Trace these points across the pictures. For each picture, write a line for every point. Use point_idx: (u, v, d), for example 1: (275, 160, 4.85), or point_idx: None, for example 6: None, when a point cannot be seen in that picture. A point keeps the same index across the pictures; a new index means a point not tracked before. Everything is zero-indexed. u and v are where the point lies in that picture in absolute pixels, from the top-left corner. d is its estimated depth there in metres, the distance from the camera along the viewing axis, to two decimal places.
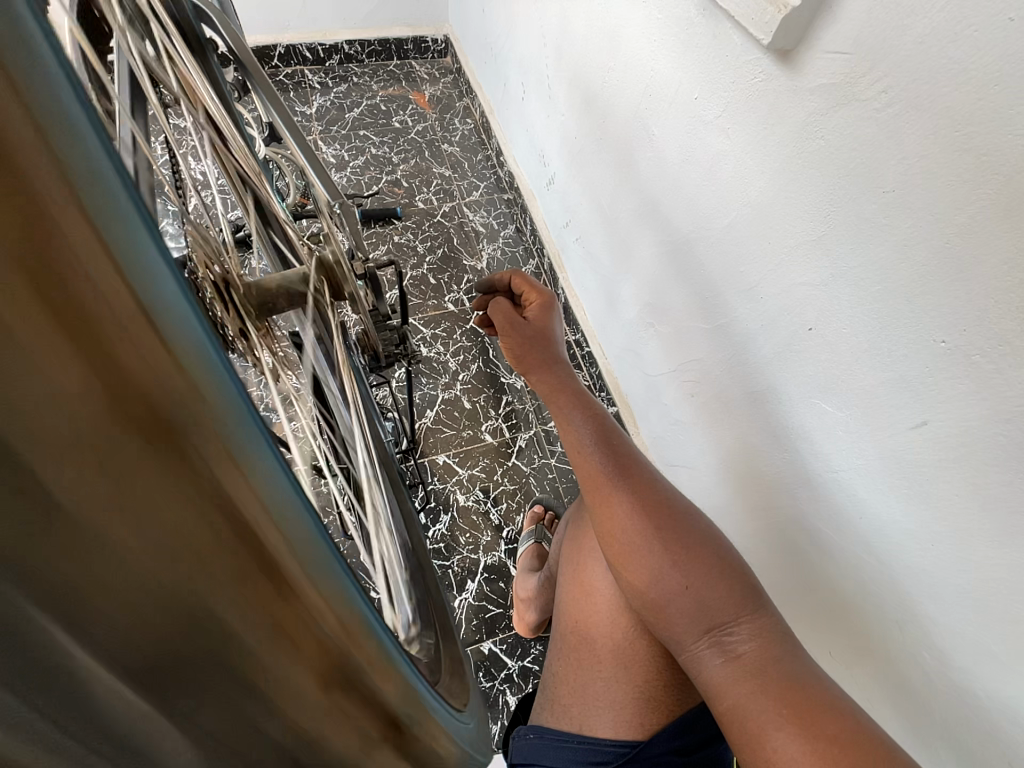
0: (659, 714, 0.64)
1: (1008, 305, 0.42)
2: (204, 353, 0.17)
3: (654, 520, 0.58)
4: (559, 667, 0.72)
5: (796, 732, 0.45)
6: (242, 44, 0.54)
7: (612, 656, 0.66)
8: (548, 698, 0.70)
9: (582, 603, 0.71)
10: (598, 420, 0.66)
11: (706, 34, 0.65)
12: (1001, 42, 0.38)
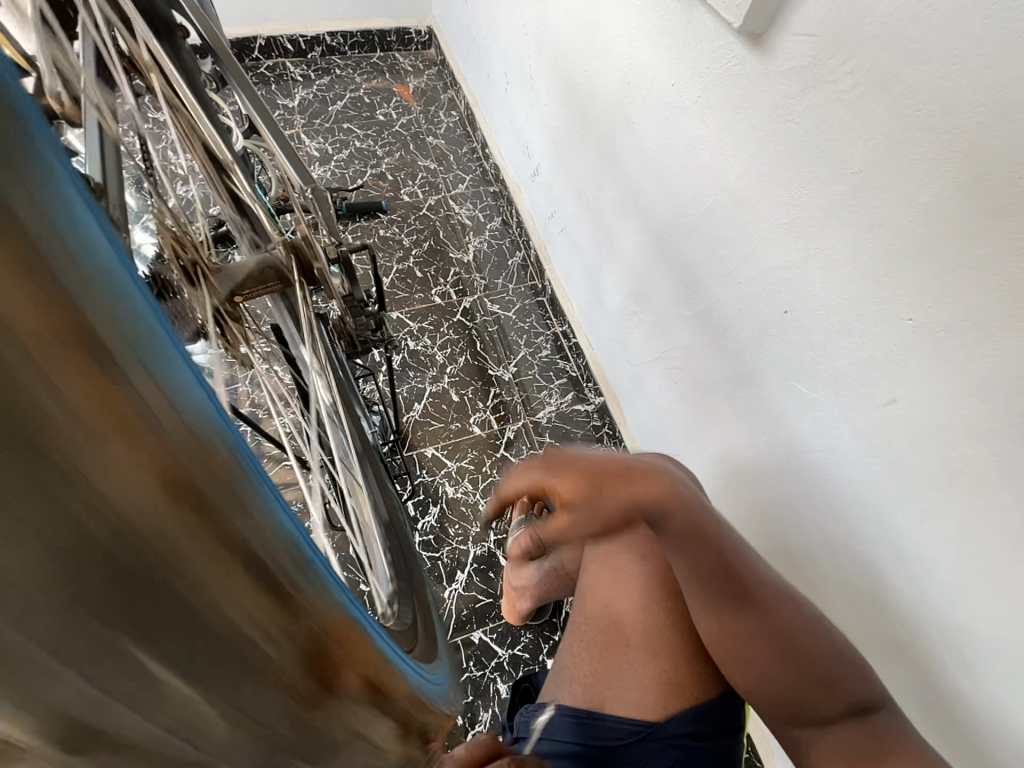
0: (681, 698, 0.65)
1: (969, 280, 0.43)
2: (177, 371, 0.16)
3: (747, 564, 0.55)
4: (581, 649, 0.71)
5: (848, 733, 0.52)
6: (215, 32, 0.54)
7: (641, 641, 0.67)
8: (564, 679, 0.70)
9: (612, 591, 0.71)
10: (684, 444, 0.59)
11: (680, 20, 0.66)
12: (958, 22, 0.39)
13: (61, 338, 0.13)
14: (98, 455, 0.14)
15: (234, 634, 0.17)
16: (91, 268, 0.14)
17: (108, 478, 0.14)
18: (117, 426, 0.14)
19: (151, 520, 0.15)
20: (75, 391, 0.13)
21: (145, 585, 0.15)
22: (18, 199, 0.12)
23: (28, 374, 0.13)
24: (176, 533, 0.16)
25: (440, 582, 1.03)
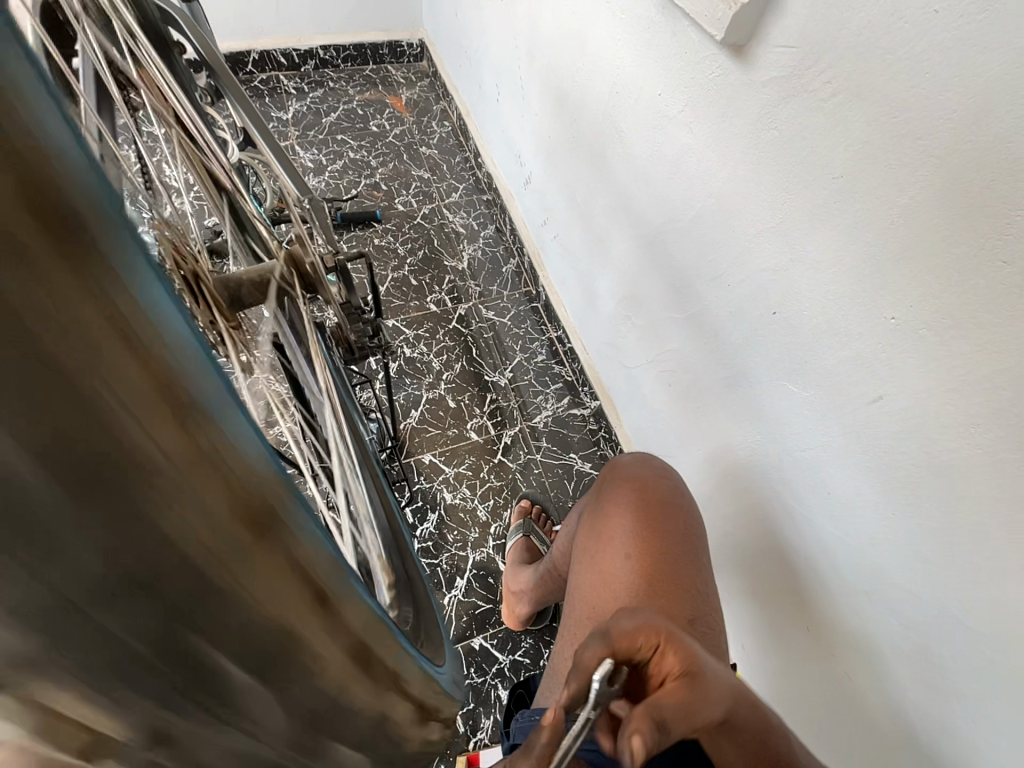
0: None
1: (947, 280, 0.44)
2: (243, 421, 0.17)
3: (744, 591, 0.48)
4: (570, 653, 0.69)
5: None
6: (211, 47, 0.55)
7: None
8: (555, 680, 0.71)
9: (600, 592, 0.70)
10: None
11: (666, 33, 0.68)
12: (928, 34, 0.41)
13: (152, 393, 0.14)
14: (178, 495, 0.16)
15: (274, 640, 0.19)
16: (170, 330, 0.15)
17: (189, 505, 0.16)
18: (190, 468, 0.16)
19: (215, 547, 0.17)
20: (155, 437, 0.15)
21: (217, 596, 0.17)
22: (113, 282, 0.13)
23: (124, 421, 0.14)
24: (238, 552, 0.17)
25: (439, 589, 1.03)
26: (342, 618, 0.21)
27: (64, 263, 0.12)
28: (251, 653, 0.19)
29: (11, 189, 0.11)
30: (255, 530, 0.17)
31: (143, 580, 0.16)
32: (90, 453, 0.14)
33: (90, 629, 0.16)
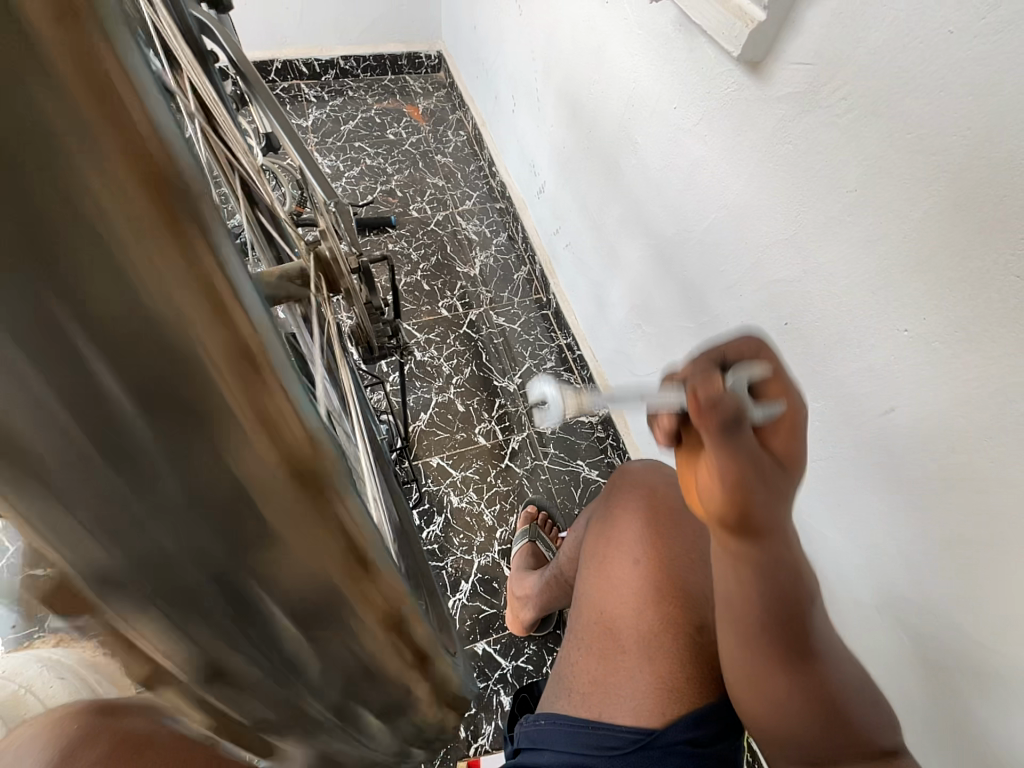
0: (681, 703, 0.63)
1: (960, 293, 0.45)
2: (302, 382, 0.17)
3: (780, 593, 0.45)
4: (579, 657, 0.70)
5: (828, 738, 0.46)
6: (243, 55, 0.57)
7: (637, 647, 0.67)
8: (565, 686, 0.70)
9: (606, 597, 0.72)
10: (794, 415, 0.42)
11: (682, 48, 0.69)
12: (942, 53, 0.42)
13: (231, 346, 0.15)
14: (246, 448, 0.16)
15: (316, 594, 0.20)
16: (254, 309, 0.15)
17: (262, 474, 0.17)
18: (253, 421, 0.16)
19: (274, 499, 0.17)
20: (228, 390, 0.15)
21: (273, 546, 0.18)
22: (202, 240, 0.14)
23: (210, 387, 0.15)
24: (298, 518, 0.18)
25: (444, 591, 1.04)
26: (380, 589, 0.22)
27: (160, 212, 0.13)
28: (302, 610, 0.21)
29: (115, 146, 0.12)
30: (310, 490, 0.18)
31: (214, 521, 0.17)
32: (183, 413, 0.15)
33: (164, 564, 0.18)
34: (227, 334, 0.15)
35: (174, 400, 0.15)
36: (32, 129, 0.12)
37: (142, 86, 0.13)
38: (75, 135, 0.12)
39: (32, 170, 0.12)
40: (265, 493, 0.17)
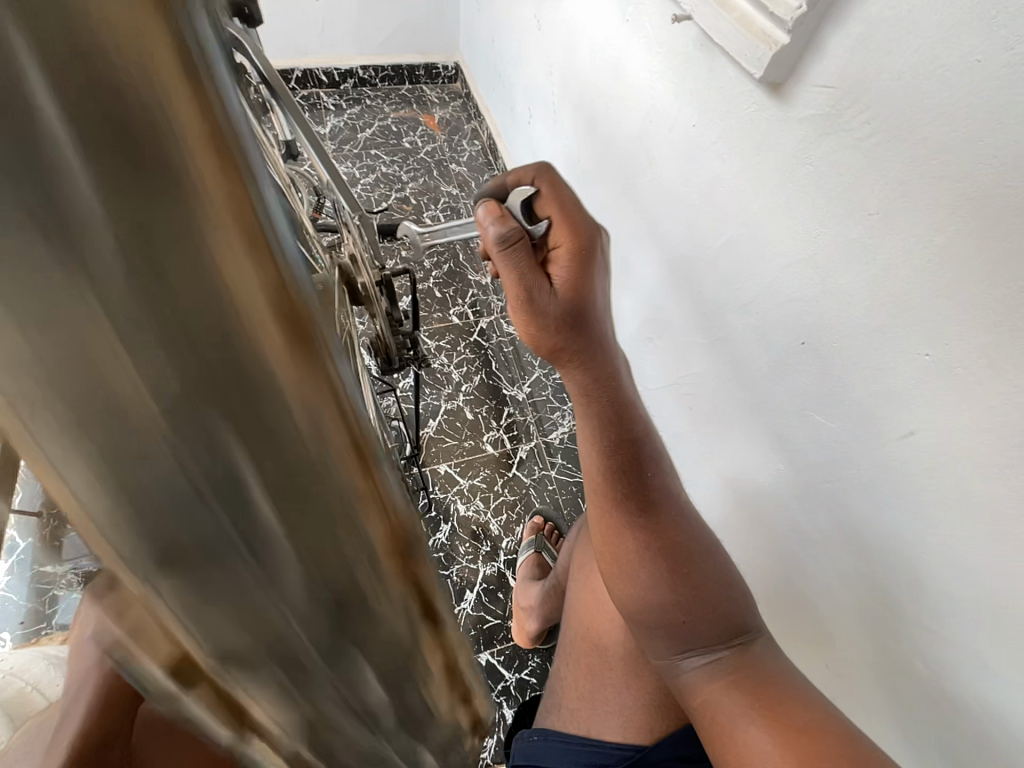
0: (670, 720, 0.65)
1: (985, 319, 0.44)
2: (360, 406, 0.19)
3: (658, 538, 0.56)
4: (568, 672, 0.72)
5: (772, 731, 0.48)
6: (272, 69, 0.58)
7: (620, 662, 0.67)
8: (556, 702, 0.71)
9: (593, 613, 0.71)
10: (579, 297, 0.48)
11: (702, 67, 0.70)
12: (970, 80, 0.42)
13: (320, 373, 0.16)
14: (336, 476, 0.17)
15: (380, 622, 0.20)
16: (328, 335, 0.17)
17: (337, 497, 0.17)
18: (336, 446, 0.16)
19: (347, 528, 0.18)
20: (316, 415, 0.16)
21: (341, 577, 0.18)
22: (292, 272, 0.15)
23: (269, 360, 0.14)
24: (353, 498, 0.17)
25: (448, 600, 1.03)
26: (416, 575, 0.21)
27: (260, 247, 0.14)
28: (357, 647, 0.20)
29: (215, 171, 0.13)
30: (381, 510, 0.19)
31: (278, 565, 0.17)
32: (270, 444, 0.15)
33: (214, 613, 0.16)
34: (298, 305, 0.14)
35: (258, 431, 0.15)
36: (122, 103, 0.11)
37: (215, 67, 0.13)
38: (198, 206, 0.13)
39: (109, 139, 0.11)
40: (328, 481, 0.16)
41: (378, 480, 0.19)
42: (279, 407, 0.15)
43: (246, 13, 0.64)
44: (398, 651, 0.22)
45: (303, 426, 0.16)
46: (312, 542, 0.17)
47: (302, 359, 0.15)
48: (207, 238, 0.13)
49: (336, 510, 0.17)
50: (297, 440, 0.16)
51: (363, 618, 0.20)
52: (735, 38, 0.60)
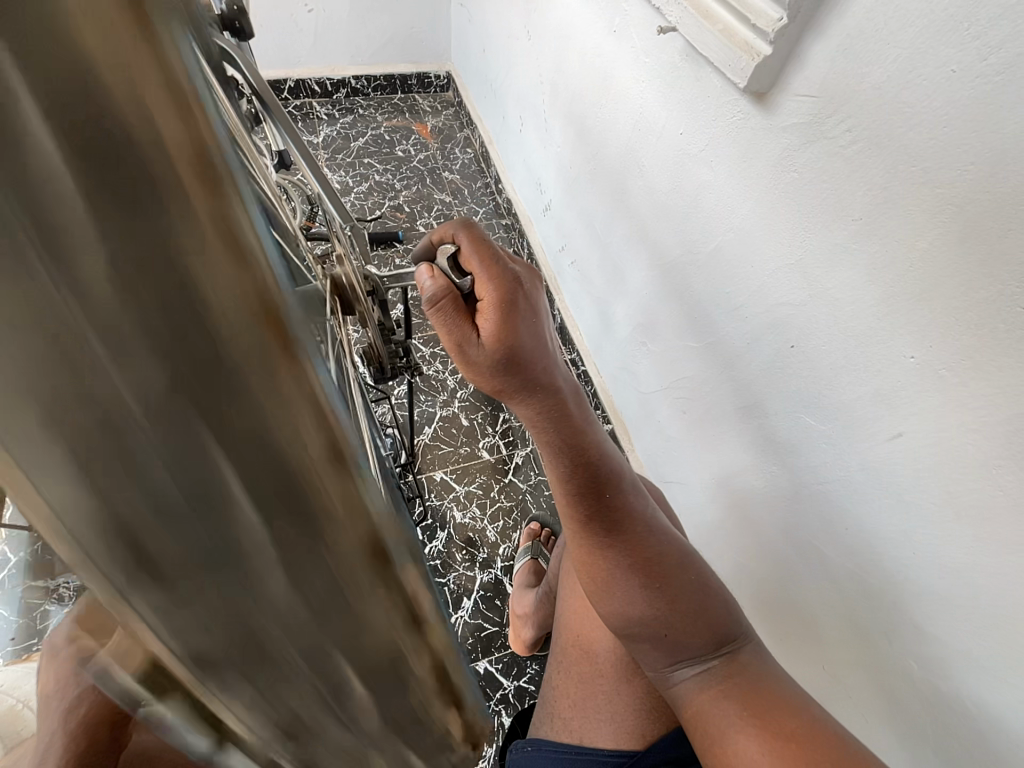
0: (659, 724, 0.65)
1: (967, 322, 0.45)
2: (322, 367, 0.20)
3: (628, 557, 0.57)
4: (559, 679, 0.72)
5: (760, 734, 0.49)
6: (263, 82, 0.59)
7: (612, 669, 0.68)
8: (548, 712, 0.71)
9: (583, 619, 0.72)
10: (512, 342, 0.48)
11: (688, 76, 0.71)
12: (946, 90, 0.43)
13: (273, 323, 0.18)
14: (287, 422, 0.18)
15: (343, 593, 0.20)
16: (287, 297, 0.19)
17: (290, 443, 0.18)
18: (288, 392, 0.18)
19: (303, 477, 0.19)
20: (267, 362, 0.18)
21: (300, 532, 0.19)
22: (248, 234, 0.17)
23: (225, 309, 0.17)
24: (306, 450, 0.19)
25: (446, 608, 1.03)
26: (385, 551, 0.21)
27: (218, 211, 0.17)
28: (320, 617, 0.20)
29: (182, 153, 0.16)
30: (337, 467, 0.19)
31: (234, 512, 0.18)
32: (228, 388, 0.17)
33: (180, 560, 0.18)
34: (263, 293, 0.17)
35: (215, 377, 0.17)
36: (125, 150, 0.15)
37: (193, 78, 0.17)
38: (171, 180, 0.16)
39: (105, 148, 0.15)
40: (289, 452, 0.18)
41: (337, 435, 0.20)
42: (235, 352, 0.17)
43: (237, 28, 0.64)
44: (362, 631, 0.21)
45: (257, 372, 0.17)
46: (268, 492, 0.18)
47: (257, 308, 0.17)
48: (199, 282, 0.17)
49: (289, 458, 0.18)
50: (250, 384, 0.17)
51: (323, 583, 0.20)
52: (720, 49, 0.62)
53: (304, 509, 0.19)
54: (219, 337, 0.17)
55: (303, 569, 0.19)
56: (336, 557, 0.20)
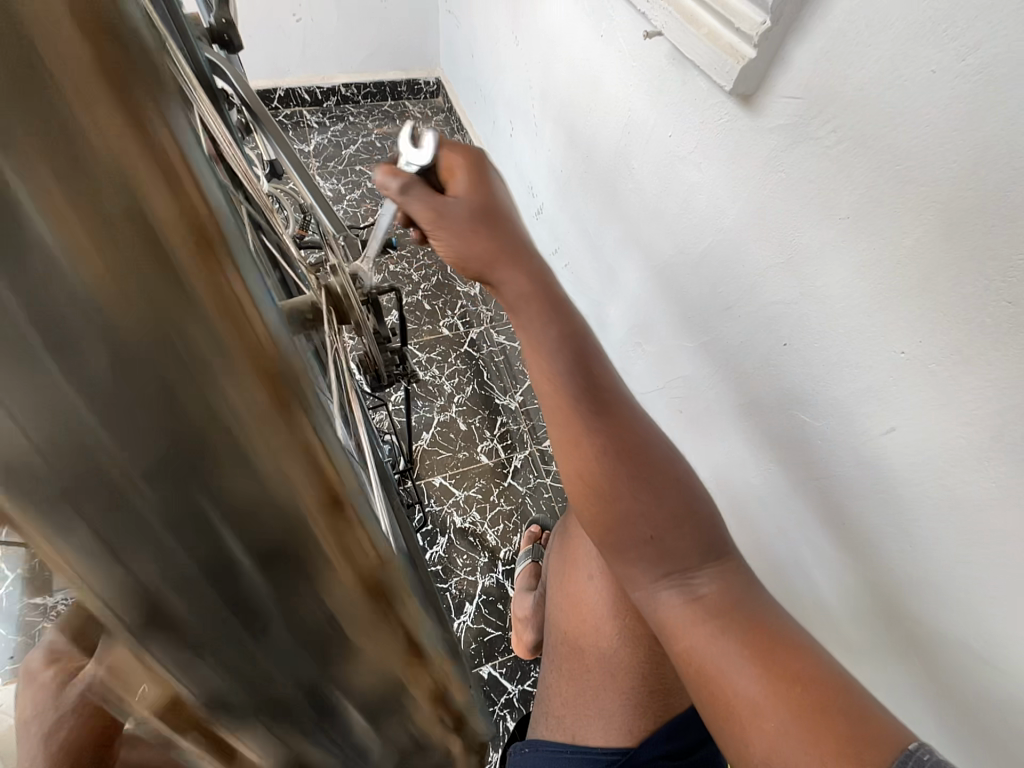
0: (649, 719, 0.64)
1: (956, 317, 0.46)
2: (316, 404, 0.17)
3: (623, 459, 0.54)
4: (553, 678, 0.72)
5: (757, 663, 0.44)
6: (253, 94, 0.58)
7: (601, 668, 0.67)
8: (543, 711, 0.72)
9: (572, 615, 0.72)
10: (485, 202, 0.57)
11: (676, 80, 0.72)
12: (928, 89, 0.44)
13: (256, 357, 0.15)
14: (271, 460, 0.16)
15: (334, 626, 0.18)
16: (270, 319, 0.16)
17: (274, 483, 0.16)
18: (276, 430, 0.15)
19: (293, 514, 0.16)
20: (252, 397, 0.15)
21: (291, 570, 0.17)
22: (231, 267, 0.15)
23: (200, 341, 0.14)
24: (290, 493, 0.16)
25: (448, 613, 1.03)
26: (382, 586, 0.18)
27: (195, 237, 0.14)
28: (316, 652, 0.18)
29: (151, 168, 0.13)
30: (329, 503, 0.17)
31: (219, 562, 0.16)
32: (199, 421, 0.15)
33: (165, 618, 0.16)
34: (242, 323, 0.15)
35: (191, 412, 0.15)
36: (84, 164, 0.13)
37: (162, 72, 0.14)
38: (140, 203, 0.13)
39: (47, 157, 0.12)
40: (275, 488, 0.16)
41: (333, 472, 0.17)
42: (213, 389, 0.15)
43: (226, 40, 0.64)
44: (362, 660, 0.19)
45: (240, 410, 0.15)
46: (256, 535, 0.16)
47: (240, 343, 0.15)
48: (171, 313, 0.14)
49: (282, 499, 0.16)
50: (231, 422, 0.15)
51: (324, 618, 0.18)
52: (706, 53, 0.62)
53: (288, 545, 0.16)
54: (195, 376, 0.14)
55: (293, 601, 0.17)
56: (328, 596, 0.18)
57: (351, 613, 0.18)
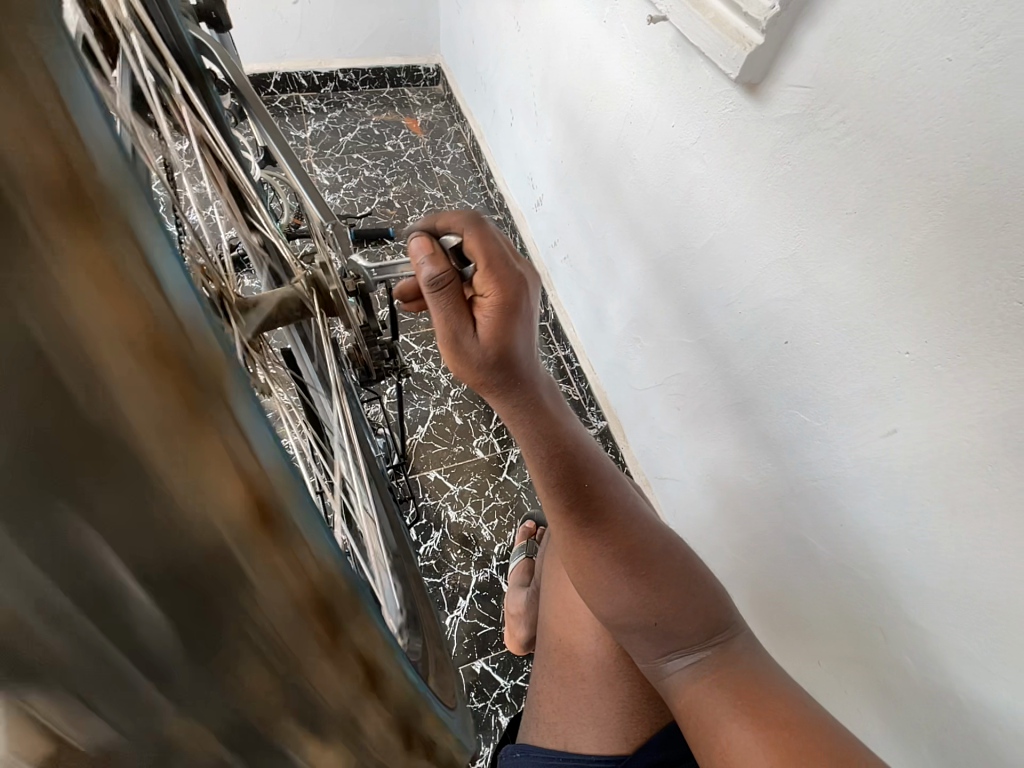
0: (642, 726, 0.65)
1: (963, 316, 0.45)
2: (247, 411, 0.17)
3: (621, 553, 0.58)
4: (543, 685, 0.72)
5: (753, 726, 0.49)
6: (241, 75, 0.55)
7: (594, 674, 0.68)
8: (533, 716, 0.71)
9: (565, 622, 0.72)
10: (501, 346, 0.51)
11: (680, 66, 0.70)
12: (940, 79, 0.42)
13: (164, 363, 0.15)
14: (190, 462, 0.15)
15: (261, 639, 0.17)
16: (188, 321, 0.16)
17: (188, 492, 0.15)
18: (189, 439, 0.15)
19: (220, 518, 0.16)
20: (165, 399, 0.15)
21: (218, 579, 0.16)
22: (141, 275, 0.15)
23: (100, 347, 0.14)
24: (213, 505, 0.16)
25: (442, 608, 1.02)
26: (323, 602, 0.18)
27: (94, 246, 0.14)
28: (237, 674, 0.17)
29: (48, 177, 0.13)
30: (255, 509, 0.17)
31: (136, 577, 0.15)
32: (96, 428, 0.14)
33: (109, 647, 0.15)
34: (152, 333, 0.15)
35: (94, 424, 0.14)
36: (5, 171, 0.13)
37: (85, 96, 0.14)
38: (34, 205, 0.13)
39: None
40: (196, 496, 0.16)
41: (262, 482, 0.17)
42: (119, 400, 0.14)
43: (214, 19, 0.62)
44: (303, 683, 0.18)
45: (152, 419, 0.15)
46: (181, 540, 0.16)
47: (139, 345, 0.15)
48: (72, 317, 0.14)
49: (197, 505, 0.16)
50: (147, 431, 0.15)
51: (264, 625, 0.17)
52: (712, 39, 0.60)
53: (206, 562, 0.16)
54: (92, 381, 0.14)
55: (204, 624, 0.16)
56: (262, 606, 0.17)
57: (284, 623, 0.17)
